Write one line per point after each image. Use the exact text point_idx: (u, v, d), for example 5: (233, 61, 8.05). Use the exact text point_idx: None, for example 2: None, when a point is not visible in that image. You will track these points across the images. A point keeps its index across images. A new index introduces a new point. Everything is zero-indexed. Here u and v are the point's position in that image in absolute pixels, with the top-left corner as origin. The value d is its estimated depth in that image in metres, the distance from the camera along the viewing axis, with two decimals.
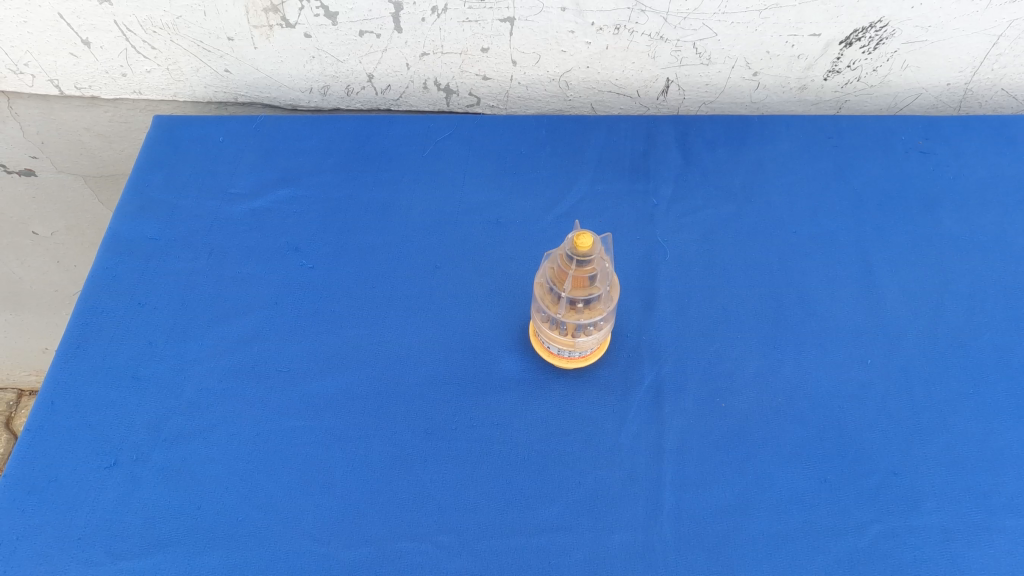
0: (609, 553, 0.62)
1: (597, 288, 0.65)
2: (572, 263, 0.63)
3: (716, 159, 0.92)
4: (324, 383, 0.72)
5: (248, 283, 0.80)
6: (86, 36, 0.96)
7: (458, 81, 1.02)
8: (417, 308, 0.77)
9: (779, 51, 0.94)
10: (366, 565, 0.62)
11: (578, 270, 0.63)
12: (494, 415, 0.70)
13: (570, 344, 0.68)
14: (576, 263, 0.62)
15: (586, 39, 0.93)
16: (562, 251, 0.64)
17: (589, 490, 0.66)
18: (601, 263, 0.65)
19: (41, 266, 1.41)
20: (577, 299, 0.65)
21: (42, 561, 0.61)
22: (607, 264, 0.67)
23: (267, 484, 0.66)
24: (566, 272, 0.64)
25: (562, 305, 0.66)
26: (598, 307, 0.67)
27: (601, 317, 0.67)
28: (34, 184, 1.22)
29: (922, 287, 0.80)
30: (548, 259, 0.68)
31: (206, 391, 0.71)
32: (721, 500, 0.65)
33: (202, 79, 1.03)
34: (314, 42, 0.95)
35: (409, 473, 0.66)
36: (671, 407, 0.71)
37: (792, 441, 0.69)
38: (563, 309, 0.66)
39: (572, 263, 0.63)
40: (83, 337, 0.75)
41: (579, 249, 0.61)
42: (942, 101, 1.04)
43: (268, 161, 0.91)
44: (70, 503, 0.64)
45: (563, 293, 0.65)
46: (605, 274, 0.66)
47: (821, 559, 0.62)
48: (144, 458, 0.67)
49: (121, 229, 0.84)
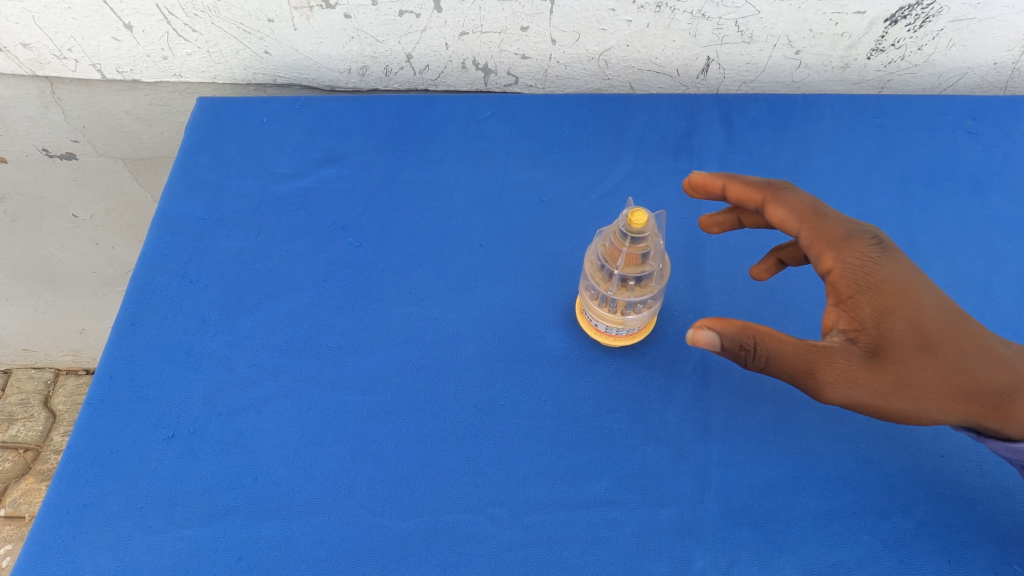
0: (658, 527, 0.63)
1: (650, 267, 0.65)
2: (625, 240, 0.63)
3: (760, 137, 0.91)
4: (374, 359, 0.73)
5: (297, 261, 0.80)
6: (129, 21, 0.97)
7: (496, 60, 1.02)
8: (464, 286, 0.78)
9: (823, 29, 0.93)
10: (418, 536, 0.63)
11: (631, 247, 0.63)
12: (543, 392, 0.71)
13: (619, 321, 0.68)
14: (630, 241, 0.63)
15: (627, 17, 0.92)
16: (616, 228, 0.64)
17: (637, 466, 0.66)
18: (655, 241, 0.65)
19: (79, 249, 1.44)
20: (629, 276, 0.65)
21: (108, 530, 0.64)
22: (660, 242, 0.66)
23: (321, 456, 0.67)
24: (619, 249, 0.64)
25: (614, 282, 0.67)
26: (650, 283, 0.67)
27: (651, 295, 0.68)
28: (74, 167, 1.24)
29: (969, 269, 0.79)
30: (601, 235, 0.68)
31: (260, 365, 0.73)
32: (768, 477, 0.66)
33: (242, 61, 1.04)
34: (354, 23, 0.95)
35: (460, 447, 0.67)
36: (718, 385, 0.71)
37: (840, 420, 0.69)
38: (615, 286, 0.67)
39: (625, 240, 0.63)
40: (138, 314, 0.76)
41: (633, 224, 0.61)
42: (987, 80, 1.03)
43: (313, 141, 0.90)
44: (131, 474, 0.67)
45: (617, 270, 0.65)
46: (658, 251, 0.66)
47: (868, 537, 0.63)
48: (202, 430, 0.69)
49: (170, 208, 0.84)
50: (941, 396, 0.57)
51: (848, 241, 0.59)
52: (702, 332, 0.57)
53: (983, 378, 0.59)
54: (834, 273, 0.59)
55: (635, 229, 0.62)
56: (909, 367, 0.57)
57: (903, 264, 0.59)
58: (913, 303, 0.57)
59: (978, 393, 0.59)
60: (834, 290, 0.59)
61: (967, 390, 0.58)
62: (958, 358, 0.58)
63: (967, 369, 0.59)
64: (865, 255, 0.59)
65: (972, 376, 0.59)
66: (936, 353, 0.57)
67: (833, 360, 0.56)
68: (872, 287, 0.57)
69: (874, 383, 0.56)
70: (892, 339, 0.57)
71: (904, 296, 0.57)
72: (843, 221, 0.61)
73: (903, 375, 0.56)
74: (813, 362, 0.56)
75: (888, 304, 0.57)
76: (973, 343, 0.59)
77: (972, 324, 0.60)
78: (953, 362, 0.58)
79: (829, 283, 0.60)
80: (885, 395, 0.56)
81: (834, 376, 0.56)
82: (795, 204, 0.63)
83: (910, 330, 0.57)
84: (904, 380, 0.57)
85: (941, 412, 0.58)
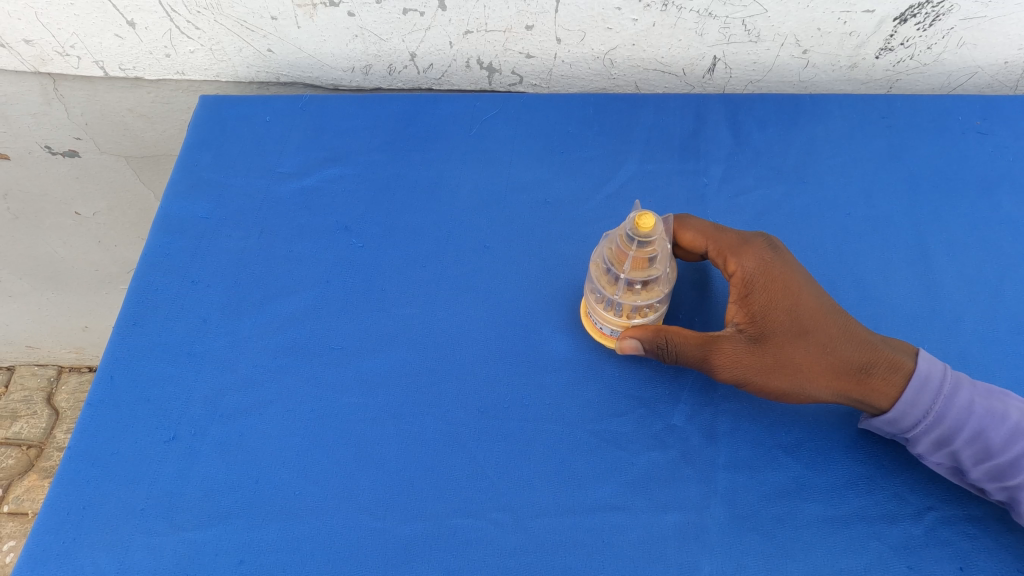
0: (664, 533, 0.63)
1: (656, 270, 0.65)
2: (632, 243, 0.62)
3: (767, 138, 0.90)
4: (377, 360, 0.72)
5: (299, 262, 0.79)
6: (131, 18, 0.96)
7: (501, 59, 1.01)
8: (468, 288, 0.77)
9: (831, 28, 0.92)
10: (421, 540, 0.62)
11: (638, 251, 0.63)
12: (547, 395, 0.70)
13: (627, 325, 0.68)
14: (637, 245, 0.62)
15: (633, 16, 0.91)
16: (623, 232, 0.63)
17: (642, 471, 0.66)
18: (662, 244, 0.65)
19: (82, 247, 1.43)
20: (635, 280, 0.65)
21: (108, 532, 0.63)
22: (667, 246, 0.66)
23: (323, 459, 0.67)
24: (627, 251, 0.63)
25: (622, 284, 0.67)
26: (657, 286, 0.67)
27: (658, 300, 0.67)
28: (77, 165, 1.23)
29: (980, 272, 0.78)
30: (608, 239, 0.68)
31: (261, 366, 0.72)
32: (775, 483, 0.65)
33: (245, 59, 1.03)
34: (357, 21, 0.94)
35: (464, 450, 0.67)
36: (725, 389, 0.70)
37: (848, 425, 0.68)
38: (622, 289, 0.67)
39: (633, 244, 0.62)
40: (140, 314, 0.76)
41: (641, 227, 0.61)
42: (997, 79, 1.01)
43: (316, 140, 0.89)
44: (132, 476, 0.66)
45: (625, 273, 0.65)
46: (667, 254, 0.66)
47: (878, 543, 0.62)
48: (203, 432, 0.68)
49: (172, 207, 0.84)
50: (814, 373, 0.65)
51: (744, 246, 0.70)
52: (629, 340, 0.66)
53: (856, 356, 0.65)
54: (735, 273, 0.70)
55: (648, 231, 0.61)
56: (785, 349, 0.65)
57: (787, 264, 0.69)
58: (789, 290, 0.67)
59: (857, 372, 0.64)
60: (735, 287, 0.70)
61: (839, 367, 0.65)
62: (833, 341, 0.66)
63: (837, 349, 0.65)
64: (758, 257, 0.69)
65: (842, 356, 0.65)
66: (809, 337, 0.66)
67: (720, 344, 0.66)
68: (759, 281, 0.68)
69: (751, 363, 0.65)
70: (770, 326, 0.66)
71: (780, 284, 0.67)
72: (738, 234, 0.72)
73: (779, 355, 0.65)
74: (705, 349, 0.66)
75: (770, 295, 0.67)
76: (844, 328, 0.66)
77: (842, 316, 0.67)
78: (828, 343, 0.66)
79: (733, 283, 0.70)
80: (764, 373, 0.65)
81: (722, 357, 0.65)
82: (698, 226, 0.73)
83: (785, 315, 0.66)
84: (781, 360, 0.65)
85: (818, 392, 0.65)
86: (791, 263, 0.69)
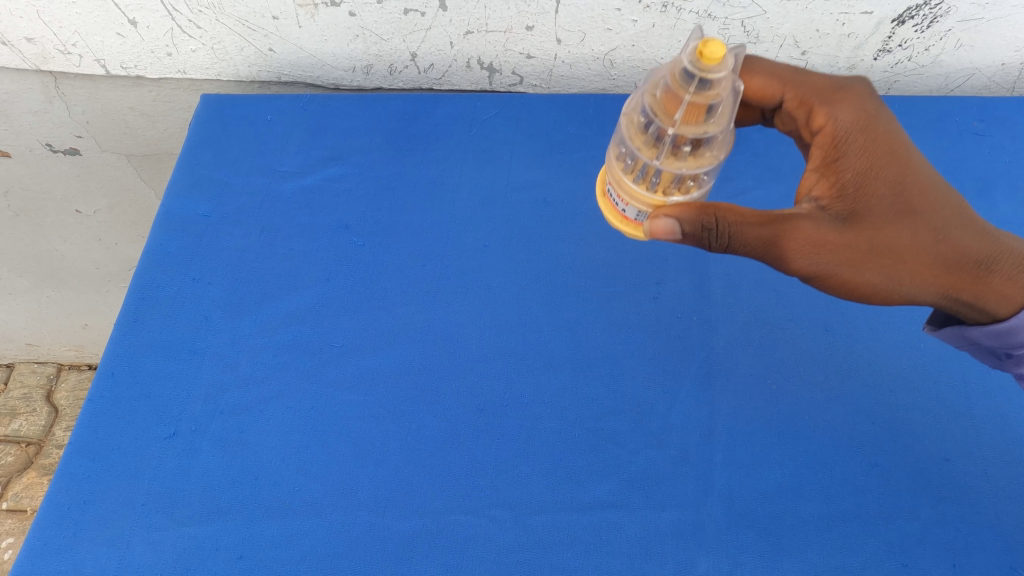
0: (660, 531, 0.64)
1: (713, 127, 0.53)
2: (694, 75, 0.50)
3: (767, 139, 0.91)
4: (377, 358, 0.73)
5: (300, 260, 0.80)
6: (133, 16, 0.96)
7: (501, 59, 1.01)
8: (467, 286, 0.77)
9: (830, 29, 0.92)
10: (422, 536, 0.64)
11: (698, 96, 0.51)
12: (546, 393, 0.70)
13: (661, 206, 0.57)
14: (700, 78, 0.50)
15: (633, 17, 0.92)
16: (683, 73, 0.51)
17: (639, 469, 0.66)
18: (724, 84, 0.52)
19: (83, 244, 1.44)
20: (686, 137, 0.53)
21: (110, 527, 0.65)
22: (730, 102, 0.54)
23: (324, 456, 0.67)
24: (681, 73, 0.51)
25: (663, 146, 0.54)
26: (706, 154, 0.55)
27: (703, 167, 0.55)
28: (78, 163, 1.24)
29: None
30: (651, 82, 0.55)
31: (262, 363, 0.73)
32: (770, 481, 0.66)
33: (247, 58, 1.04)
34: (358, 21, 0.94)
35: (463, 448, 0.68)
36: (722, 388, 0.71)
37: (842, 425, 0.69)
38: (664, 151, 0.54)
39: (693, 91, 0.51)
40: (140, 312, 0.76)
41: (706, 61, 0.49)
42: (994, 81, 1.02)
43: (317, 139, 0.89)
44: (133, 472, 0.67)
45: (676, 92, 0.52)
46: (724, 117, 0.54)
47: (871, 542, 0.64)
48: (203, 429, 0.69)
49: (173, 204, 0.84)
50: (919, 264, 0.57)
51: (836, 93, 0.60)
52: (662, 218, 0.54)
53: (960, 249, 0.58)
54: (824, 126, 0.60)
55: (703, 71, 0.50)
56: (886, 231, 0.56)
57: (891, 120, 0.59)
58: (892, 177, 0.57)
59: (959, 266, 0.58)
60: (823, 143, 0.60)
61: (949, 260, 0.57)
62: (938, 231, 0.57)
63: (949, 236, 0.58)
64: (859, 110, 0.59)
65: (954, 246, 0.58)
66: (916, 217, 0.57)
67: (801, 226, 0.55)
68: (856, 140, 0.58)
69: (841, 253, 0.55)
70: (868, 202, 0.57)
71: (878, 174, 0.57)
72: (820, 76, 0.63)
73: (877, 246, 0.56)
74: (778, 229, 0.55)
75: (872, 149, 0.58)
76: (954, 217, 0.58)
77: (952, 196, 0.59)
78: (931, 233, 0.57)
79: (821, 136, 0.60)
80: (855, 260, 0.55)
81: (802, 241, 0.55)
82: (769, 69, 0.64)
83: (887, 211, 0.57)
84: (877, 251, 0.56)
85: (915, 285, 0.57)
86: (898, 150, 0.58)
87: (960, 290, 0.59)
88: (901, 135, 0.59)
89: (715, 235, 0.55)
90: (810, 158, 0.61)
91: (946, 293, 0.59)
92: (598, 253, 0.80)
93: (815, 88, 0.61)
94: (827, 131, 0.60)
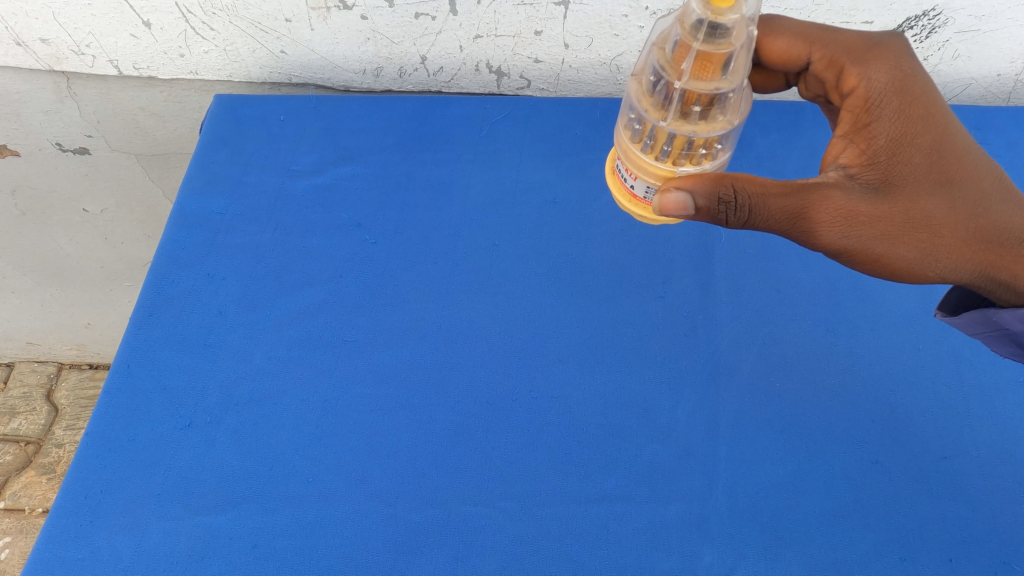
0: (666, 524, 0.65)
1: (723, 86, 0.56)
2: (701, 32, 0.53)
3: (770, 143, 0.92)
4: (389, 353, 0.74)
5: (313, 257, 0.81)
6: (148, 18, 0.97)
7: (510, 63, 1.03)
8: (477, 284, 0.79)
9: None
10: (433, 527, 0.65)
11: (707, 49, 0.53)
12: (555, 389, 0.72)
13: (671, 174, 0.61)
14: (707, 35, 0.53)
15: (639, 23, 0.94)
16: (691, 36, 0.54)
17: (646, 462, 0.68)
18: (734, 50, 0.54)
19: (88, 243, 1.45)
20: (696, 95, 0.56)
21: (127, 515, 0.66)
22: (737, 64, 0.57)
23: (337, 448, 0.69)
24: (689, 42, 0.54)
25: (671, 108, 0.58)
26: (715, 116, 0.58)
27: (716, 130, 0.58)
28: (87, 163, 1.25)
29: None
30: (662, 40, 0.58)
31: (276, 357, 0.74)
32: (773, 476, 0.68)
33: (258, 60, 1.05)
34: (370, 24, 0.96)
35: (473, 441, 0.69)
36: (727, 385, 0.72)
37: (844, 422, 0.71)
38: (672, 112, 0.58)
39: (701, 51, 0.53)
40: (157, 305, 0.77)
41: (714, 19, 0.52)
42: (991, 91, 1.04)
43: (329, 139, 0.91)
44: (149, 462, 0.68)
45: (684, 63, 0.55)
46: (735, 73, 0.57)
47: (870, 535, 0.66)
48: (219, 420, 0.70)
49: (187, 202, 0.85)
50: (951, 238, 0.59)
51: (871, 53, 0.62)
52: (673, 193, 0.56)
53: (994, 222, 0.60)
54: (857, 88, 0.62)
55: (713, 32, 0.52)
56: (920, 204, 0.59)
57: (926, 81, 0.61)
58: (921, 144, 0.59)
59: (993, 244, 0.60)
60: (857, 103, 0.62)
61: (981, 233, 0.60)
62: (972, 201, 0.60)
63: (982, 211, 0.60)
64: (894, 70, 0.61)
65: (987, 221, 0.60)
66: (951, 190, 0.59)
67: (832, 197, 0.58)
68: (890, 104, 0.60)
69: (874, 225, 0.58)
70: (904, 174, 0.59)
71: (911, 140, 0.59)
72: (851, 35, 0.64)
73: (911, 217, 0.58)
74: (807, 202, 0.57)
75: (904, 114, 0.60)
76: (986, 188, 0.60)
77: (986, 174, 0.61)
78: (963, 205, 0.59)
79: (852, 99, 0.62)
80: (892, 235, 0.58)
81: (833, 212, 0.57)
82: (795, 30, 0.67)
83: (918, 181, 0.59)
84: (911, 222, 0.58)
85: (949, 261, 0.60)
86: (928, 111, 0.60)
87: (998, 268, 0.60)
88: (932, 95, 0.61)
89: (734, 208, 0.56)
90: (841, 121, 0.63)
91: (984, 270, 0.61)
92: (606, 253, 0.81)
93: (846, 47, 0.63)
94: (860, 94, 0.62)
